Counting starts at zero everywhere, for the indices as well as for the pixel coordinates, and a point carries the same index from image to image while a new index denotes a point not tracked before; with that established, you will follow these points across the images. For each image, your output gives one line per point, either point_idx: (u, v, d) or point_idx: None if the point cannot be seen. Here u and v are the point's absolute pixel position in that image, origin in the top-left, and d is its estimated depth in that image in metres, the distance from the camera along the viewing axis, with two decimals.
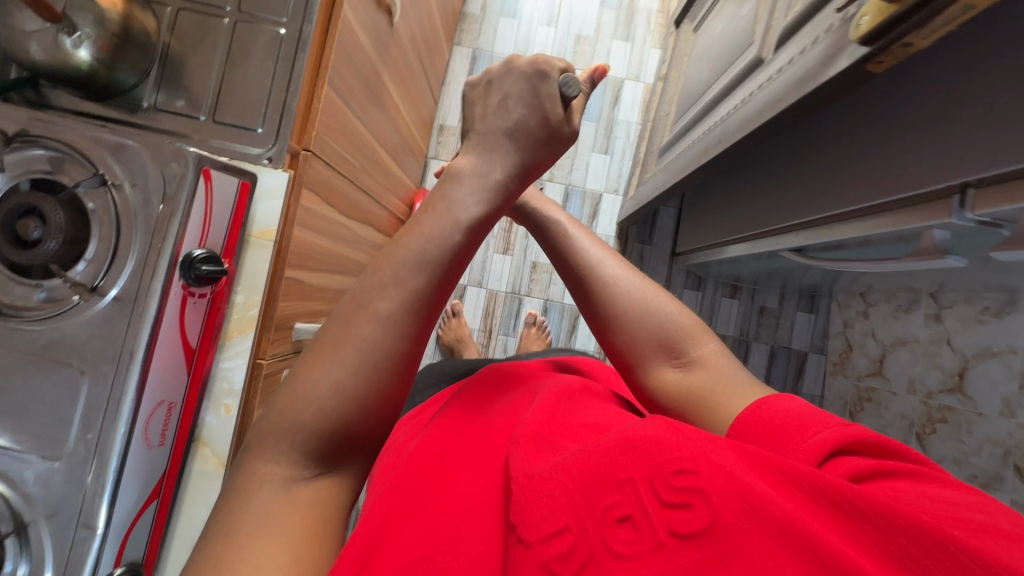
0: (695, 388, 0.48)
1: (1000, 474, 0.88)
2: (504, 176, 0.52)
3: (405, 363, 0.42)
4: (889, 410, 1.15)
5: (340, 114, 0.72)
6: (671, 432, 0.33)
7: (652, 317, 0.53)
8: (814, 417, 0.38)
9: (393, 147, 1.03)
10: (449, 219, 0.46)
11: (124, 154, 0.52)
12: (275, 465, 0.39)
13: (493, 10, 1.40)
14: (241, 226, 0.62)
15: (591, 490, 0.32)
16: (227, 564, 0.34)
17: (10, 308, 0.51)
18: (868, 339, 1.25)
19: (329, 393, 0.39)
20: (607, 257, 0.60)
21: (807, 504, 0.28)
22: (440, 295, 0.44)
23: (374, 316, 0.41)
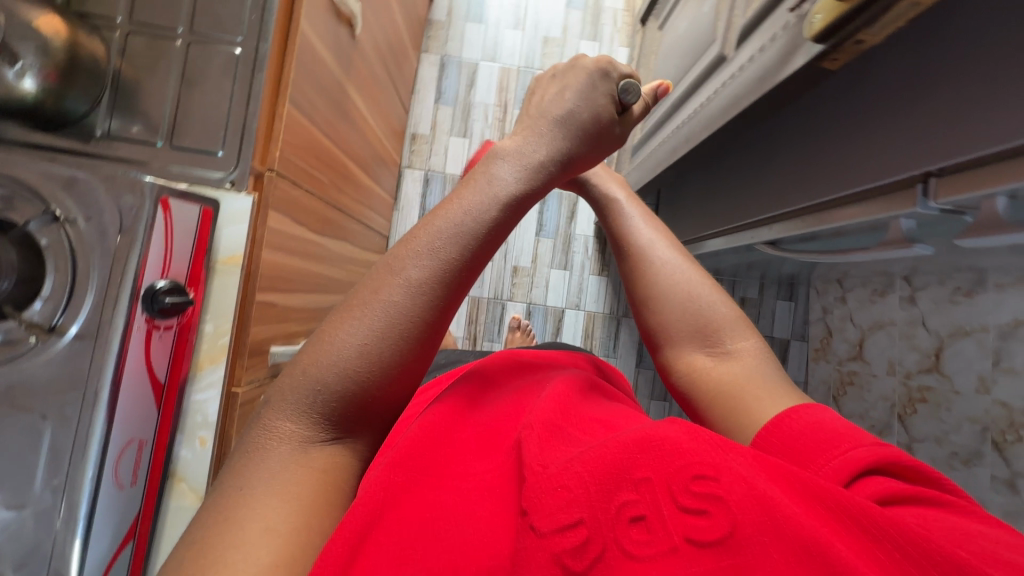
0: (724, 378, 0.49)
1: (980, 450, 0.89)
2: (547, 157, 0.47)
3: (430, 334, 0.40)
4: (871, 393, 1.17)
5: (306, 131, 0.71)
6: (693, 438, 0.33)
7: (692, 307, 0.53)
8: (846, 431, 0.39)
9: (365, 160, 1.02)
10: (487, 193, 0.43)
11: (77, 187, 0.50)
12: (292, 423, 0.38)
13: (458, 16, 1.39)
14: (207, 252, 0.60)
15: (607, 480, 0.32)
16: (238, 521, 0.34)
17: None
18: (847, 324, 1.27)
19: (354, 356, 0.38)
20: (659, 237, 0.59)
21: (832, 522, 0.28)
22: (474, 266, 0.41)
23: (404, 282, 0.39)
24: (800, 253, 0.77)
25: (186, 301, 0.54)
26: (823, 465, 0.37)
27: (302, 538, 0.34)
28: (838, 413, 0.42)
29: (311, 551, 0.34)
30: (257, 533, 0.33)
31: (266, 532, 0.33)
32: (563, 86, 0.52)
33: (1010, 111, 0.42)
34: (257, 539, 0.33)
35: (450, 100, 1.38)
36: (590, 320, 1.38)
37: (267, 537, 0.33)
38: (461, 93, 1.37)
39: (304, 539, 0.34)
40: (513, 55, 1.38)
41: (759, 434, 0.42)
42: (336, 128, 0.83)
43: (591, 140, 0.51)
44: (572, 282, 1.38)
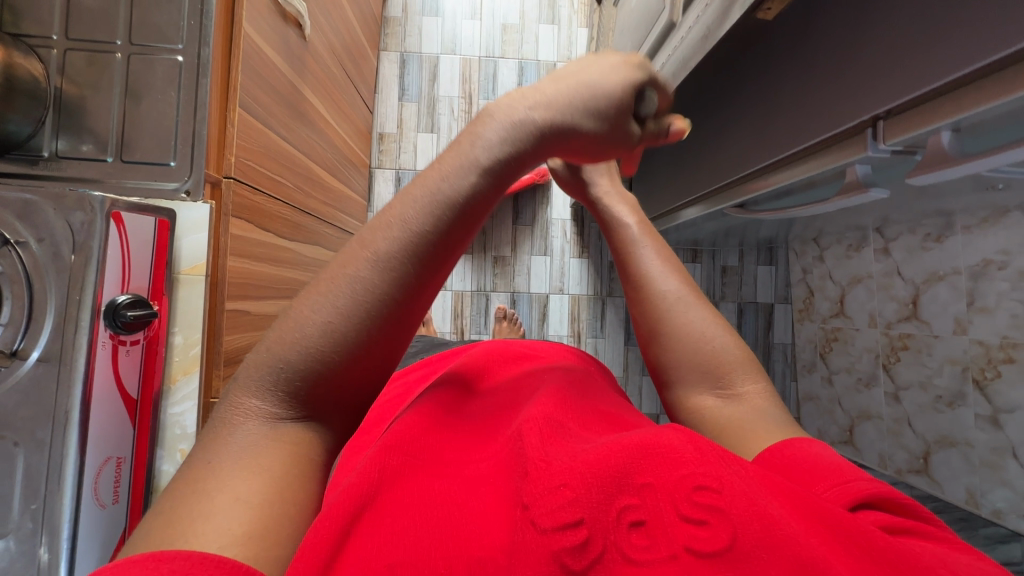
0: (732, 421, 0.45)
1: (962, 390, 0.91)
2: (540, 116, 0.35)
3: (402, 316, 0.34)
4: (856, 346, 1.18)
5: (261, 135, 0.70)
6: (692, 444, 0.28)
7: (700, 344, 0.49)
8: (847, 467, 0.36)
9: (330, 162, 1.01)
10: (467, 158, 0.35)
11: (30, 212, 0.49)
12: (257, 399, 0.32)
13: (414, 10, 1.38)
14: (167, 265, 0.60)
15: (606, 475, 0.27)
16: (201, 491, 0.29)
17: None
18: (827, 282, 1.28)
19: (318, 335, 0.32)
20: (666, 264, 0.55)
21: (831, 540, 0.24)
22: (458, 238, 0.35)
23: (372, 255, 0.33)
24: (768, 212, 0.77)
25: (149, 313, 0.53)
26: (822, 490, 0.33)
27: (278, 508, 0.29)
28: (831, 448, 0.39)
29: (287, 523, 0.29)
30: (224, 505, 0.28)
31: (235, 502, 0.28)
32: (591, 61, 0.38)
33: (950, 44, 0.42)
34: (226, 508, 0.28)
35: (414, 96, 1.37)
36: (574, 303, 1.38)
37: (236, 506, 0.28)
38: (424, 89, 1.36)
39: (279, 510, 0.29)
40: (473, 45, 1.37)
41: (758, 456, 0.39)
42: (294, 130, 0.82)
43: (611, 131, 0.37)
44: (554, 266, 1.38)
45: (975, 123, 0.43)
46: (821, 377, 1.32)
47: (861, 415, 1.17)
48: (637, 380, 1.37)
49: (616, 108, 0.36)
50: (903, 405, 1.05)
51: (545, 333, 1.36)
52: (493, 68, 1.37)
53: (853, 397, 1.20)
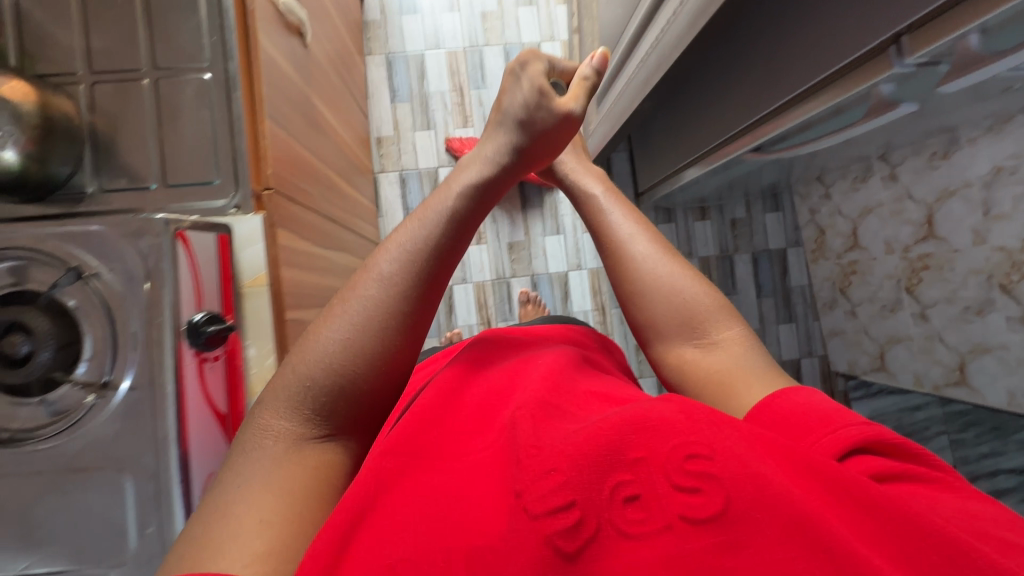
0: (713, 369, 0.51)
1: (990, 298, 0.94)
2: (496, 150, 0.59)
3: (407, 325, 0.48)
4: (875, 275, 1.21)
5: (287, 144, 0.71)
6: (685, 416, 0.33)
7: (675, 299, 0.54)
8: (835, 414, 0.40)
9: (342, 169, 1.02)
10: (449, 192, 0.54)
11: (92, 242, 0.53)
12: (287, 419, 0.45)
13: (392, 11, 1.38)
14: (231, 278, 0.61)
15: (597, 454, 0.33)
16: (233, 513, 0.39)
17: (21, 432, 0.51)
18: (836, 219, 1.30)
19: (337, 350, 0.46)
20: (637, 227, 0.59)
21: (820, 491, 0.30)
22: (449, 257, 0.51)
23: (377, 277, 0.49)
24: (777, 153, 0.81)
25: (227, 327, 0.56)
26: (813, 442, 0.38)
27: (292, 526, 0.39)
28: (826, 397, 0.43)
29: (298, 537, 0.39)
30: (251, 525, 0.38)
31: (259, 522, 0.38)
32: (519, 75, 0.60)
33: None
34: (251, 530, 0.38)
35: (406, 96, 1.37)
36: (594, 277, 1.40)
37: (261, 526, 0.38)
38: (415, 88, 1.37)
39: (296, 530, 0.39)
40: (456, 38, 1.37)
41: (749, 412, 0.44)
42: (311, 139, 0.83)
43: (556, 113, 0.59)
44: (568, 244, 1.40)
45: (1001, 23, 0.45)
46: (844, 311, 1.35)
47: (891, 339, 1.21)
48: None
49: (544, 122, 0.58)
50: (932, 322, 1.08)
51: (570, 312, 1.38)
52: (480, 57, 1.38)
53: (880, 324, 1.23)
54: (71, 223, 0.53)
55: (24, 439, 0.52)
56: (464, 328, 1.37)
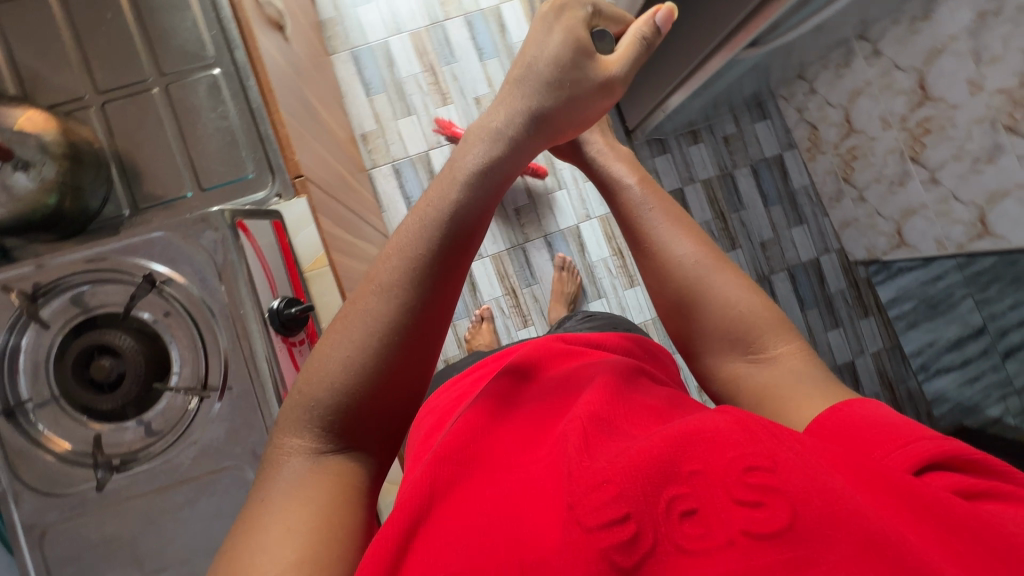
0: (772, 383, 0.50)
1: (998, 143, 0.96)
2: (503, 122, 0.55)
3: (411, 335, 0.47)
4: (877, 155, 1.23)
5: (309, 142, 0.78)
6: (743, 429, 0.35)
7: (727, 313, 0.54)
8: (902, 425, 0.38)
9: (342, 163, 1.03)
10: (450, 177, 0.51)
11: (161, 246, 0.59)
12: (299, 436, 0.45)
13: (345, 5, 1.36)
14: (295, 263, 0.68)
15: (653, 464, 0.35)
16: (263, 522, 0.41)
17: (130, 454, 0.59)
18: (827, 110, 1.32)
19: (341, 369, 0.46)
20: (677, 227, 0.58)
21: (882, 494, 0.32)
22: (454, 259, 0.50)
23: (377, 287, 0.47)
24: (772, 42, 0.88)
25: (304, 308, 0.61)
26: (882, 456, 0.36)
27: (318, 532, 0.40)
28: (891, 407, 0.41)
29: (324, 546, 0.39)
30: (278, 537, 0.39)
31: (288, 532, 0.40)
32: (551, 26, 0.56)
33: None
34: (280, 539, 0.39)
35: (380, 87, 1.35)
36: (605, 223, 1.41)
37: (288, 537, 0.39)
38: (387, 76, 1.36)
39: (326, 536, 0.40)
40: (415, 18, 1.36)
41: (807, 425, 0.42)
42: (313, 131, 0.84)
43: (590, 86, 0.56)
44: (573, 197, 1.40)
45: None
46: (852, 199, 1.37)
47: (906, 213, 1.23)
48: None
49: (575, 93, 0.56)
50: (943, 184, 1.10)
51: (590, 261, 1.39)
52: (444, 32, 1.37)
53: (891, 201, 1.26)
54: (133, 235, 0.59)
55: (133, 461, 0.59)
56: (492, 302, 1.37)
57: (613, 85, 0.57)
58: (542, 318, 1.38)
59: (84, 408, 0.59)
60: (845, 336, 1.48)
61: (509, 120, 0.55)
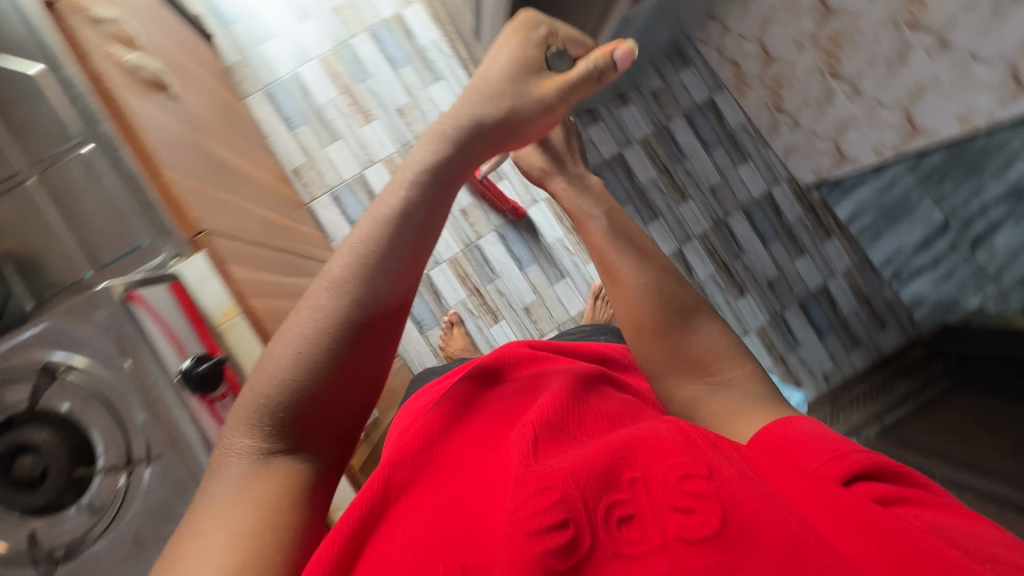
0: (723, 403, 0.62)
1: (905, 41, 0.96)
2: (453, 129, 0.65)
3: (353, 333, 0.54)
4: (799, 77, 1.23)
5: (214, 197, 0.80)
6: (688, 450, 0.47)
7: (688, 342, 0.66)
8: (834, 440, 0.50)
9: (270, 205, 1.04)
10: (400, 182, 0.62)
11: (54, 340, 0.68)
12: (247, 437, 0.51)
13: (248, 45, 1.34)
14: (205, 320, 0.71)
15: (598, 472, 0.46)
16: (207, 518, 0.47)
17: (75, 537, 0.69)
18: (742, 44, 1.30)
19: (285, 368, 0.52)
20: (642, 258, 0.71)
21: (802, 493, 0.43)
22: (394, 257, 0.58)
23: (329, 282, 0.55)
24: None
25: (209, 365, 0.69)
26: (817, 465, 0.47)
27: (252, 536, 0.46)
28: (827, 427, 0.54)
29: (257, 548, 0.45)
30: (219, 535, 0.46)
31: (229, 531, 0.46)
32: (507, 44, 0.69)
33: None
34: (222, 537, 0.45)
35: (301, 119, 1.34)
36: (552, 203, 1.40)
37: (230, 536, 0.46)
38: (305, 107, 1.35)
39: (260, 536, 0.46)
40: (320, 44, 1.35)
41: (754, 436, 0.55)
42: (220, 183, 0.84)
43: (532, 106, 0.67)
44: (516, 185, 1.40)
45: None
46: (788, 125, 1.36)
47: (839, 128, 1.23)
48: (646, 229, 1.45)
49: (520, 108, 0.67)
50: (865, 93, 1.10)
51: (545, 244, 1.40)
52: (351, 51, 1.36)
53: (823, 120, 1.25)
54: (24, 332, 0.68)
55: (77, 544, 0.69)
56: (459, 305, 1.38)
57: (553, 106, 0.68)
58: (511, 311, 1.38)
59: (20, 505, 0.68)
60: (813, 262, 1.48)
61: (456, 127, 0.65)
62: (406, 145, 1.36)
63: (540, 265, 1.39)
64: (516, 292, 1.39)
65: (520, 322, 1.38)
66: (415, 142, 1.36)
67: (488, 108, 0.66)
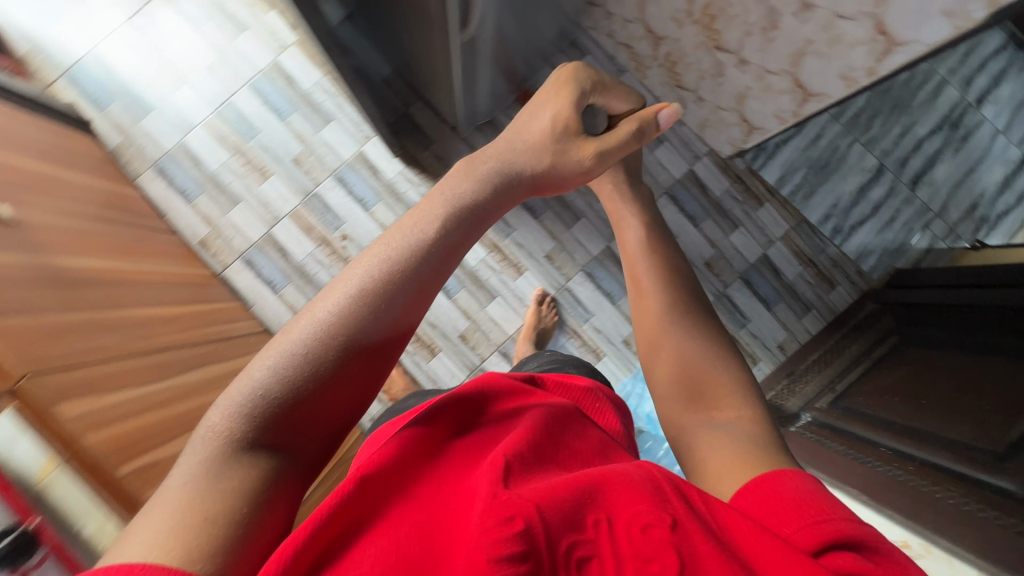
0: (711, 436, 0.64)
1: (771, 8, 0.89)
2: (496, 176, 0.66)
3: (366, 337, 0.52)
4: (689, 53, 1.16)
5: (82, 321, 0.77)
6: (654, 494, 0.47)
7: (697, 373, 0.72)
8: (824, 504, 0.50)
9: (158, 300, 1.00)
10: (439, 200, 0.62)
11: None
12: (229, 417, 0.46)
13: (128, 123, 1.30)
14: (13, 485, 0.60)
15: (564, 504, 0.45)
16: (163, 501, 0.41)
17: None
18: (629, 26, 1.23)
19: (293, 356, 0.49)
20: (669, 296, 0.80)
21: (761, 553, 0.44)
22: (416, 273, 0.56)
23: (356, 282, 0.53)
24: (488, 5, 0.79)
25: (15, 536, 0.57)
26: (791, 531, 0.48)
27: (209, 529, 0.40)
28: (823, 488, 0.53)
29: (214, 538, 0.39)
30: (171, 521, 0.39)
31: (189, 514, 0.40)
32: (554, 92, 0.69)
33: None
34: (174, 522, 0.39)
35: (197, 189, 1.31)
36: None
37: (183, 522, 0.39)
38: (199, 176, 1.31)
39: (221, 528, 0.40)
40: (202, 109, 1.31)
41: (745, 485, 0.55)
42: (83, 296, 0.81)
43: (572, 167, 0.68)
44: None
45: None
46: (694, 101, 1.30)
47: (740, 99, 1.16)
48: (572, 235, 1.38)
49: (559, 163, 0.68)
50: (752, 62, 1.04)
51: (469, 268, 1.36)
52: (235, 109, 1.32)
53: (722, 92, 1.18)
54: None
55: None
56: None
57: (588, 170, 0.69)
58: (447, 341, 1.36)
59: None
60: (748, 233, 1.43)
61: (495, 171, 0.66)
62: (309, 196, 1.33)
63: (468, 289, 1.36)
64: (448, 321, 1.36)
65: (458, 351, 1.36)
66: (318, 191, 1.33)
67: (533, 160, 0.68)
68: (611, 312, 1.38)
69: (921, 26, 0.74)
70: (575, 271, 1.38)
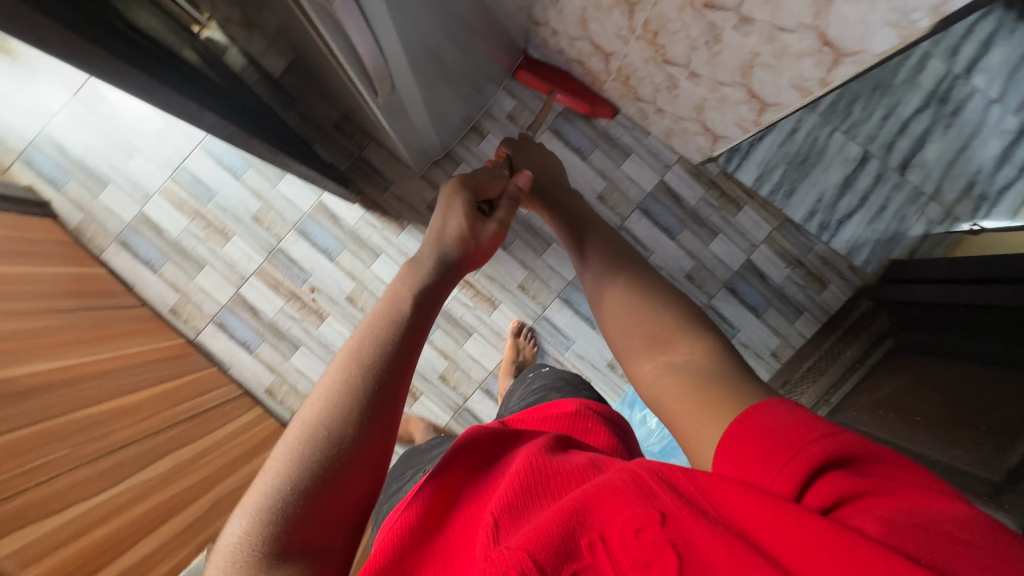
0: (673, 379, 0.53)
1: (710, 23, 0.83)
2: (436, 257, 0.59)
3: (374, 407, 0.45)
4: (640, 68, 1.09)
5: (41, 432, 0.77)
6: (644, 490, 0.40)
7: (647, 314, 0.60)
8: (800, 424, 0.40)
9: (126, 382, 0.99)
10: (404, 280, 0.56)
11: None
12: (246, 530, 0.38)
13: (87, 199, 1.30)
14: None
15: (553, 530, 0.37)
16: None
17: None
18: (576, 45, 1.16)
19: (303, 441, 0.42)
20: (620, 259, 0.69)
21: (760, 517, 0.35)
22: (407, 343, 0.50)
23: (348, 363, 0.47)
24: (402, 66, 0.75)
25: None
26: (777, 472, 0.38)
27: None
28: (797, 405, 0.43)
29: None
30: None
31: None
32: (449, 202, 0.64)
33: None
34: None
35: (161, 258, 1.31)
36: None
37: None
38: (162, 244, 1.31)
39: None
40: (158, 176, 1.30)
41: (720, 440, 0.44)
42: (46, 400, 0.82)
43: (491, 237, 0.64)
44: (394, 256, 1.32)
45: None
46: (655, 112, 1.24)
47: (699, 109, 1.10)
48: (544, 262, 1.34)
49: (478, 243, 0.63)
50: (702, 75, 0.98)
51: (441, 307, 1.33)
52: (189, 172, 1.30)
53: (680, 103, 1.12)
54: None
55: None
56: None
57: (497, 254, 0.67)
58: (427, 384, 1.33)
59: None
60: (729, 240, 1.37)
61: (440, 252, 0.60)
62: (273, 253, 1.31)
63: (444, 328, 1.33)
64: (426, 363, 1.33)
65: (439, 392, 1.34)
66: (280, 247, 1.31)
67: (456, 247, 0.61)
68: (593, 336, 1.34)
69: (867, 36, 0.68)
70: (550, 298, 1.34)
